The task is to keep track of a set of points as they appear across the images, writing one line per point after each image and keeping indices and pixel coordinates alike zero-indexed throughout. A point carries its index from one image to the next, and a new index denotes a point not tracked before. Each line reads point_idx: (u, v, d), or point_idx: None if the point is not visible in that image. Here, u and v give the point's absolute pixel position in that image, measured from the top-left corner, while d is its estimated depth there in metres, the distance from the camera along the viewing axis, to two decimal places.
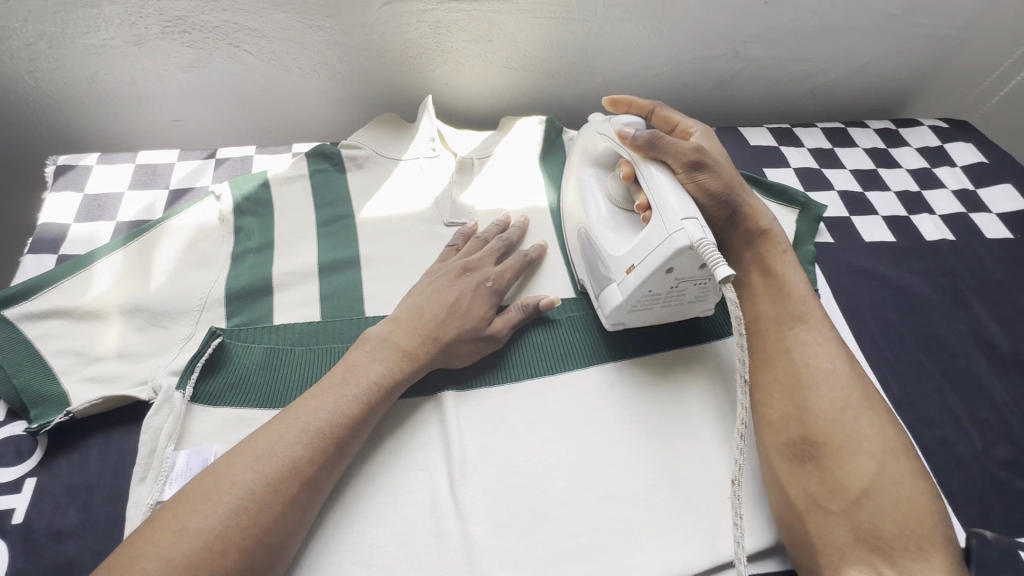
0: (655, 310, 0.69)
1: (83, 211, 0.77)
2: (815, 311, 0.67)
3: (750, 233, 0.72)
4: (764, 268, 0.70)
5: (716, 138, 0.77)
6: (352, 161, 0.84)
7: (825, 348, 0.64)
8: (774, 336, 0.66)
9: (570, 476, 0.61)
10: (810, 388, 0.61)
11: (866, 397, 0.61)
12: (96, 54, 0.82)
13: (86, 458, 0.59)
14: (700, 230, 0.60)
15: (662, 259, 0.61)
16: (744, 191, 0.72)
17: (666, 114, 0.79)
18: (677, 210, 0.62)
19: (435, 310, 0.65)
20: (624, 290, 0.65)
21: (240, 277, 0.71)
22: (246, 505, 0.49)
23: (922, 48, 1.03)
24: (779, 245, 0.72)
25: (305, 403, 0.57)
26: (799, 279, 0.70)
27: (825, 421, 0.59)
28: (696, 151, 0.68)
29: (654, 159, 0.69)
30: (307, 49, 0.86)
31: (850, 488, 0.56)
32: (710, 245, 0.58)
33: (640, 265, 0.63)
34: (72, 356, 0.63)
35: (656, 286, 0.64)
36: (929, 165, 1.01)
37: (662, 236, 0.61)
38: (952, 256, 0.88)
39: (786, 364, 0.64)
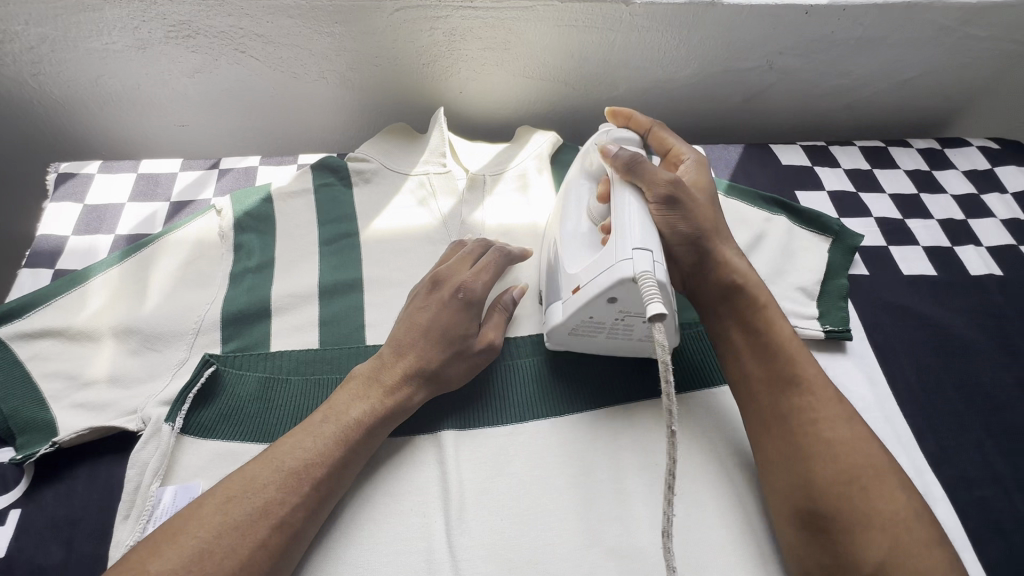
0: (600, 339, 0.64)
1: (82, 223, 0.75)
2: (809, 371, 0.59)
3: (724, 286, 0.64)
4: (747, 323, 0.63)
5: (705, 172, 0.70)
6: (358, 176, 0.80)
7: (824, 410, 0.57)
8: (767, 398, 0.59)
9: (574, 530, 0.57)
10: (810, 459, 0.55)
11: (873, 461, 0.54)
12: (99, 58, 0.79)
13: (73, 489, 0.57)
14: (649, 265, 0.55)
15: (603, 284, 0.56)
16: (719, 237, 0.65)
17: (662, 135, 0.74)
18: (634, 237, 0.57)
19: (405, 338, 0.61)
20: (566, 309, 0.61)
21: (238, 299, 0.68)
22: (211, 549, 0.47)
23: (975, 62, 0.96)
24: (765, 299, 0.63)
25: (281, 447, 0.54)
26: (790, 336, 0.62)
27: (831, 491, 0.53)
28: (672, 185, 0.62)
29: (632, 184, 0.63)
30: (316, 56, 0.82)
31: (864, 563, 0.50)
32: (651, 281, 0.53)
33: (584, 287, 0.59)
34: (63, 380, 0.61)
35: (597, 314, 0.59)
36: (976, 190, 0.94)
37: (610, 261, 0.57)
38: (999, 293, 0.81)
39: (781, 430, 0.57)
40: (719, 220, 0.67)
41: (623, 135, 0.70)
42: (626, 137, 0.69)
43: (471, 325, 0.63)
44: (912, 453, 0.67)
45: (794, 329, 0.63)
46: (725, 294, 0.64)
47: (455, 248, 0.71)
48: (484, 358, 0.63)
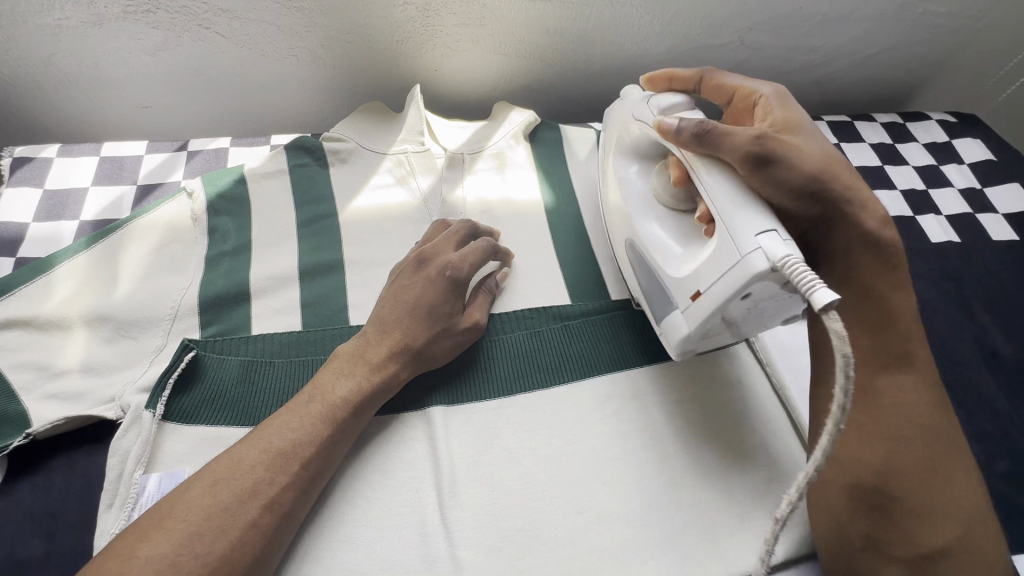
0: (723, 337, 0.60)
1: (42, 209, 0.71)
2: (920, 353, 0.57)
3: (851, 241, 0.59)
4: (865, 288, 0.58)
5: (790, 101, 0.64)
6: (334, 156, 0.79)
7: (920, 399, 0.55)
8: (863, 374, 0.57)
9: (564, 497, 0.59)
10: (893, 437, 0.53)
11: (955, 455, 0.53)
12: (51, 35, 0.75)
13: (51, 481, 0.55)
14: (782, 246, 0.49)
15: (735, 286, 0.51)
16: (840, 178, 0.59)
17: (719, 80, 0.69)
18: (750, 224, 0.51)
19: (398, 318, 0.61)
20: (690, 319, 0.56)
21: (215, 283, 0.66)
22: (200, 533, 0.46)
23: (934, 38, 0.99)
24: (886, 255, 0.59)
25: (270, 425, 0.53)
26: (909, 304, 0.58)
27: (909, 475, 0.52)
28: (761, 138, 0.56)
29: (706, 156, 0.58)
30: (285, 32, 0.80)
31: (924, 545, 0.50)
32: (797, 264, 0.47)
33: (707, 292, 0.54)
34: (33, 371, 0.59)
35: (730, 315, 0.54)
36: (936, 161, 0.98)
37: (731, 260, 0.51)
38: (957, 259, 0.86)
39: (869, 404, 0.55)
40: (831, 156, 0.60)
41: (669, 103, 0.66)
42: (675, 103, 0.66)
43: (457, 305, 0.64)
44: None
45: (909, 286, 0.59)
46: (841, 254, 0.59)
47: (440, 228, 0.71)
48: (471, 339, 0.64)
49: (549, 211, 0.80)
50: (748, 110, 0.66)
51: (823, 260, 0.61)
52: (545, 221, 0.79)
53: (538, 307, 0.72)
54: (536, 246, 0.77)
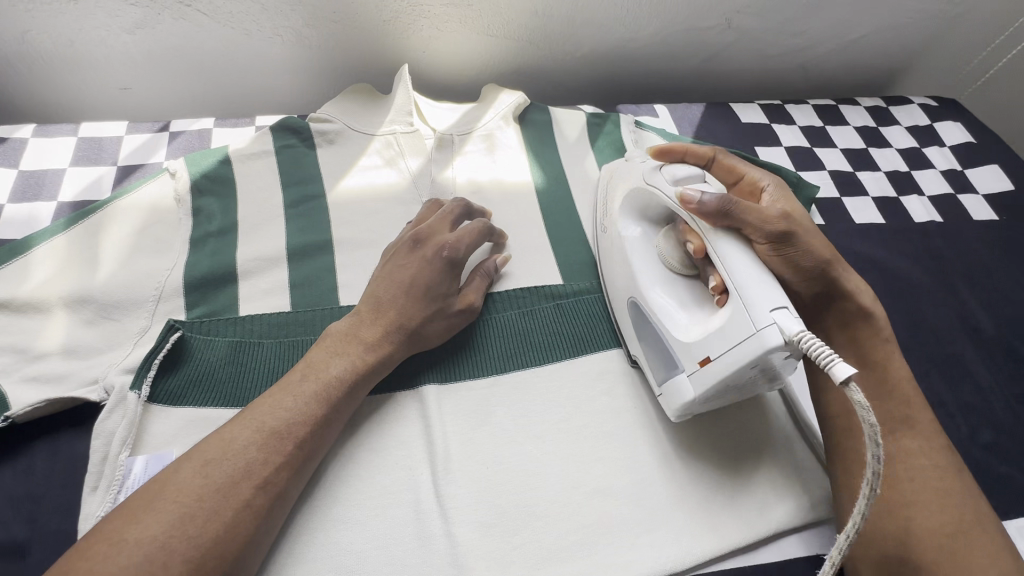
0: (726, 398, 0.59)
1: (18, 190, 0.69)
2: (921, 414, 0.57)
3: (845, 315, 0.61)
4: (861, 356, 0.60)
5: (790, 197, 0.65)
6: (321, 137, 0.77)
7: (931, 459, 0.55)
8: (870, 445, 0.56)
9: (560, 473, 0.59)
10: (909, 505, 0.52)
11: (977, 513, 0.52)
12: (24, 11, 0.73)
13: (32, 465, 0.54)
14: (795, 322, 0.49)
15: (748, 357, 0.50)
16: (839, 267, 0.60)
17: (730, 163, 0.68)
18: (764, 298, 0.51)
19: (393, 298, 0.60)
20: (698, 385, 0.55)
21: (200, 264, 0.65)
22: (192, 514, 0.45)
23: (916, 22, 1.01)
24: (883, 331, 0.60)
25: (260, 406, 0.52)
26: (906, 371, 0.59)
27: (933, 542, 0.50)
28: (781, 220, 0.56)
29: (727, 229, 0.57)
30: (269, 11, 0.78)
31: None
32: (813, 340, 0.47)
33: (717, 360, 0.53)
34: (11, 354, 0.57)
35: (736, 381, 0.54)
36: (918, 144, 0.99)
37: (744, 332, 0.51)
38: (940, 238, 0.87)
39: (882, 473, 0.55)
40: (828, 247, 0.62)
41: (686, 173, 0.62)
42: (691, 175, 0.61)
43: (453, 285, 0.63)
44: None
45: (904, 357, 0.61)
46: (843, 324, 0.61)
47: (434, 207, 0.70)
48: (465, 320, 0.64)
49: (540, 192, 0.80)
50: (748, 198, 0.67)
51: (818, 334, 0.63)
52: (536, 203, 0.79)
53: (529, 286, 0.71)
54: (528, 227, 0.77)
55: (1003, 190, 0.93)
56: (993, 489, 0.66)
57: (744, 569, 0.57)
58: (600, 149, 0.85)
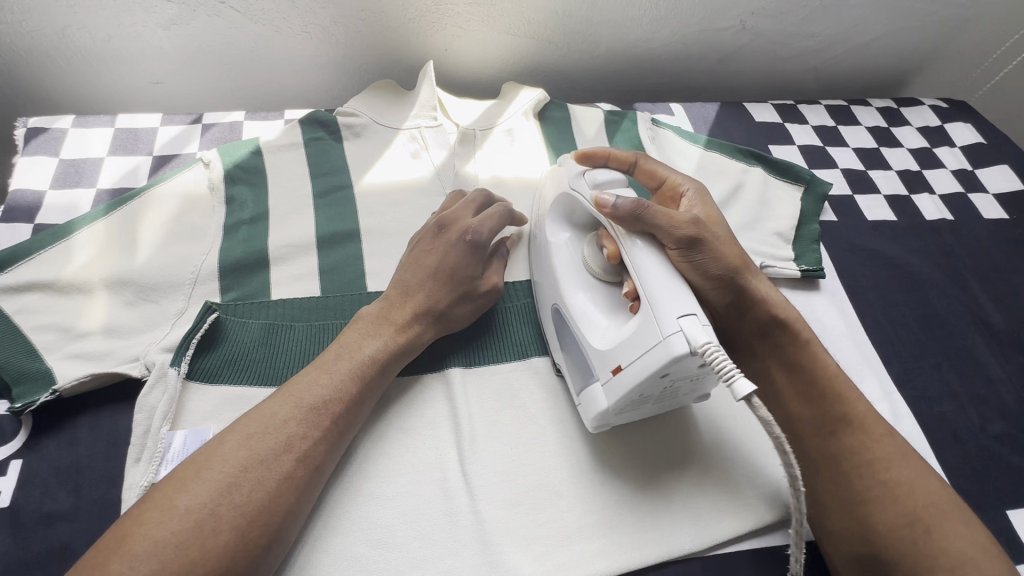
0: (645, 408, 0.58)
1: (59, 177, 0.71)
2: (858, 410, 0.58)
3: (763, 321, 0.61)
4: (790, 361, 0.61)
5: (712, 200, 0.66)
6: (348, 130, 0.80)
7: (883, 451, 0.56)
8: (818, 446, 0.58)
9: (581, 453, 0.61)
10: (865, 502, 0.54)
11: (936, 499, 0.54)
12: (67, 7, 0.76)
13: (76, 438, 0.56)
14: (703, 331, 0.49)
15: (656, 365, 0.50)
16: (753, 274, 0.61)
17: (651, 167, 0.68)
18: (673, 305, 0.51)
19: (420, 281, 0.62)
20: (610, 393, 0.55)
21: (234, 249, 0.67)
22: (238, 483, 0.47)
23: (927, 25, 1.02)
24: (804, 334, 0.61)
25: (298, 383, 0.54)
26: (835, 368, 0.60)
27: (892, 536, 0.52)
28: (693, 225, 0.57)
29: (640, 233, 0.57)
30: (299, 9, 0.81)
31: None
32: (717, 351, 0.47)
33: (628, 367, 0.53)
34: (56, 332, 0.59)
35: (648, 390, 0.54)
36: (929, 144, 1.01)
37: (654, 339, 0.51)
38: (951, 236, 0.89)
39: (836, 475, 0.56)
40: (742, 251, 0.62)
41: (606, 177, 0.64)
42: (611, 179, 0.63)
43: (478, 267, 0.65)
44: (880, 375, 0.74)
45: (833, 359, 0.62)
46: (761, 331, 0.61)
47: (459, 198, 0.72)
48: (489, 301, 0.66)
49: None
50: (671, 202, 0.68)
51: (740, 342, 0.63)
52: None
53: None
54: None
55: (1013, 189, 0.95)
56: (1004, 478, 0.68)
57: (760, 549, 0.58)
58: (618, 144, 0.87)
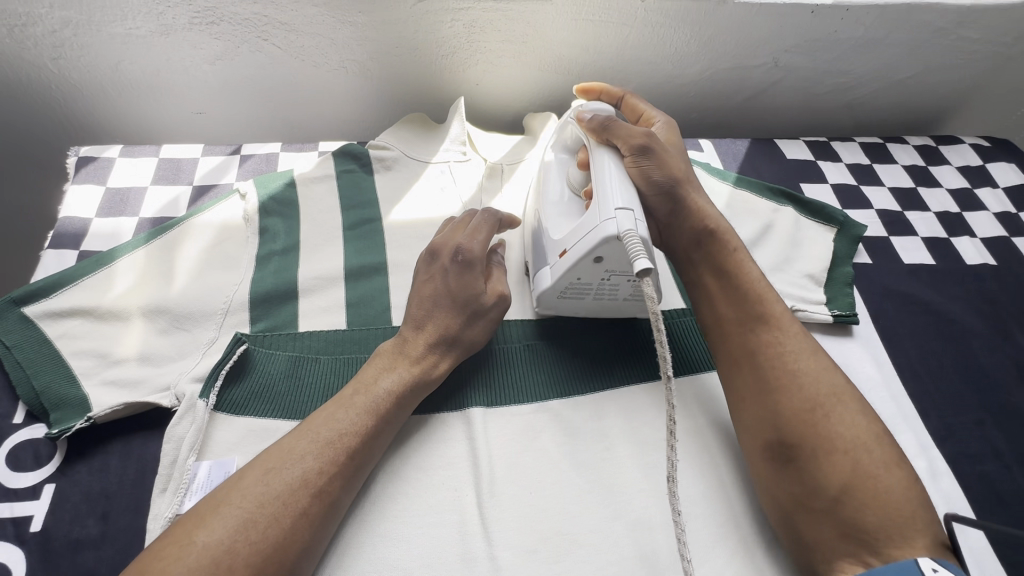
0: (586, 300, 0.68)
1: (104, 205, 0.75)
2: (776, 310, 0.63)
3: (697, 231, 0.68)
4: (718, 268, 0.67)
5: (677, 132, 0.75)
6: (379, 163, 0.81)
7: (791, 345, 0.61)
8: (737, 339, 0.63)
9: (601, 501, 0.59)
10: (775, 390, 0.58)
11: (834, 389, 0.58)
12: (122, 43, 0.80)
13: (107, 465, 0.57)
14: (632, 222, 0.58)
15: (590, 246, 0.60)
16: (690, 187, 0.69)
17: (634, 103, 0.79)
18: (614, 199, 0.60)
19: (427, 309, 0.62)
20: (554, 273, 0.65)
21: (265, 281, 0.69)
22: (254, 518, 0.47)
23: (968, 64, 1.00)
24: (733, 243, 0.68)
25: (318, 418, 0.55)
26: (756, 275, 0.66)
27: (797, 422, 0.56)
28: (646, 137, 0.67)
29: (607, 143, 0.68)
30: (338, 46, 0.84)
31: (829, 488, 0.53)
32: (636, 239, 0.57)
33: (571, 250, 0.62)
34: (94, 358, 0.61)
35: (585, 275, 0.63)
36: (970, 185, 0.98)
37: (594, 224, 0.60)
38: (994, 281, 0.85)
39: (752, 366, 0.61)
40: (689, 173, 0.71)
41: (598, 107, 0.72)
42: (601, 107, 0.71)
43: (478, 282, 0.64)
44: (918, 429, 0.71)
45: (759, 267, 0.68)
46: (695, 240, 0.68)
47: (451, 221, 0.71)
48: (497, 312, 0.65)
49: None
50: None
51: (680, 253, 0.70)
52: None
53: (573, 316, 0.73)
54: None
55: None
56: None
57: None
58: None
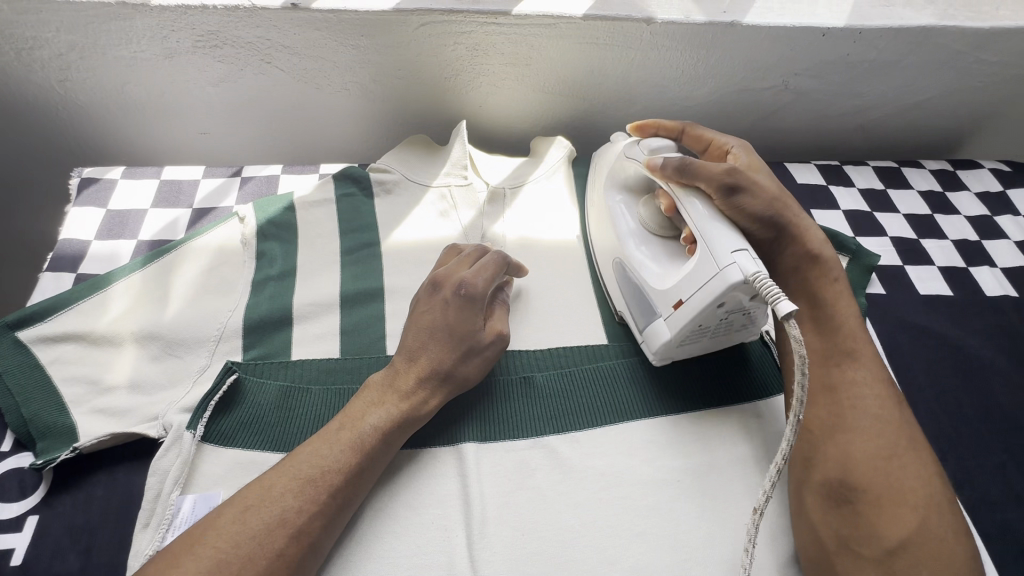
0: (702, 343, 0.66)
1: (104, 228, 0.75)
2: (865, 349, 0.62)
3: (799, 258, 0.66)
4: (811, 299, 0.65)
5: (755, 153, 0.72)
6: (379, 186, 0.81)
7: (873, 389, 0.59)
8: (820, 372, 0.61)
9: (596, 546, 0.57)
10: (851, 430, 0.56)
11: (912, 440, 0.56)
12: (126, 66, 0.80)
13: (92, 496, 0.56)
14: (753, 263, 0.57)
15: (714, 293, 0.58)
16: (789, 210, 0.66)
17: (698, 133, 0.75)
18: (726, 242, 0.59)
19: (422, 343, 0.61)
20: (672, 325, 0.62)
21: (260, 307, 0.68)
22: (229, 559, 0.46)
23: (988, 86, 0.97)
24: (831, 272, 0.66)
25: (302, 453, 0.53)
26: (852, 310, 0.64)
27: (867, 466, 0.54)
28: (730, 172, 0.63)
29: (691, 188, 0.65)
30: (340, 68, 0.83)
31: (886, 538, 0.51)
32: (766, 279, 0.55)
33: (689, 300, 0.60)
34: (83, 385, 0.61)
35: (706, 321, 0.61)
36: (989, 212, 0.94)
37: (712, 271, 0.58)
38: (1015, 315, 0.82)
39: (831, 402, 0.59)
40: (785, 194, 0.68)
41: (658, 144, 0.71)
42: (663, 146, 0.70)
43: (477, 320, 0.63)
44: None
45: (853, 302, 0.65)
46: (788, 268, 0.66)
47: (456, 253, 0.70)
48: (495, 350, 0.63)
49: (584, 247, 0.81)
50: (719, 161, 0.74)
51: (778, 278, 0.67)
52: (580, 259, 0.79)
53: (574, 347, 0.71)
54: (573, 285, 0.77)
55: None
56: None
57: None
58: None
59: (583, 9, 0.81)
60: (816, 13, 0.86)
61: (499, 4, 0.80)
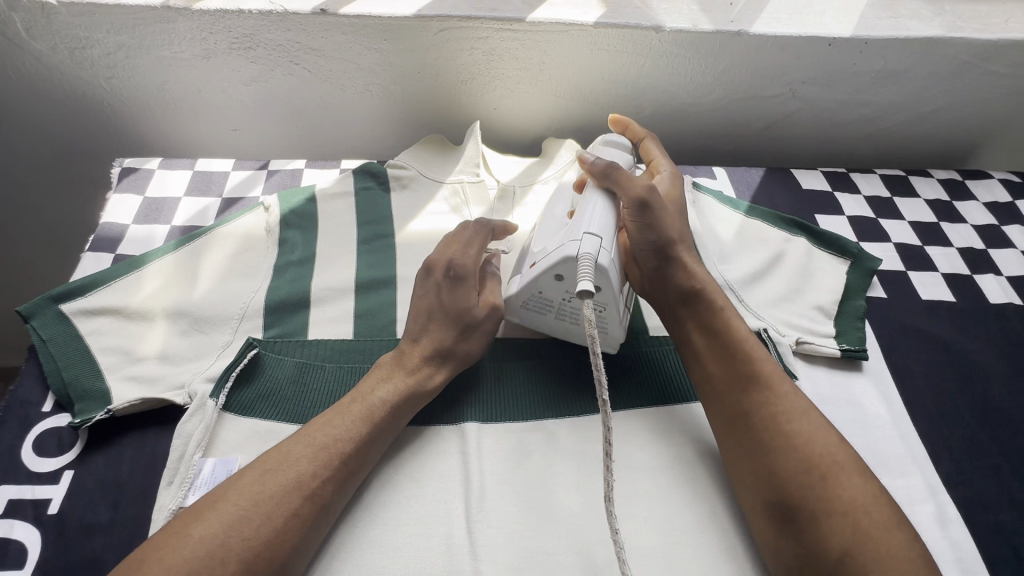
0: (548, 319, 0.68)
1: (141, 213, 0.81)
2: (768, 369, 0.61)
3: (684, 290, 0.65)
4: (708, 325, 0.64)
5: (678, 185, 0.75)
6: (396, 181, 0.85)
7: (784, 404, 0.58)
8: (730, 400, 0.60)
9: (588, 524, 0.59)
10: (772, 450, 0.56)
11: (831, 450, 0.56)
12: (167, 65, 0.87)
13: (121, 456, 0.61)
14: (593, 248, 0.60)
15: (552, 262, 0.62)
16: (685, 247, 0.67)
17: (649, 148, 0.80)
18: (586, 225, 0.63)
19: (422, 322, 0.65)
20: (518, 284, 0.66)
21: (281, 289, 0.72)
22: (248, 514, 0.50)
23: (998, 98, 0.98)
24: (720, 302, 0.65)
25: (316, 424, 0.57)
26: (746, 332, 0.63)
27: (795, 483, 0.54)
28: (647, 191, 0.66)
29: (607, 188, 0.69)
30: (363, 70, 0.88)
31: (830, 551, 0.51)
32: (589, 261, 0.59)
33: (536, 263, 0.64)
34: (118, 354, 0.66)
35: (546, 290, 0.64)
36: (996, 222, 0.95)
37: (562, 243, 0.63)
38: (1018, 323, 0.82)
39: (747, 426, 0.58)
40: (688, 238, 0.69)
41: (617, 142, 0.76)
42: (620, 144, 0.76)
43: (471, 296, 0.66)
44: (926, 471, 0.68)
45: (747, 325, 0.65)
46: (683, 297, 0.66)
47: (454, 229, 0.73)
48: (491, 323, 0.66)
49: None
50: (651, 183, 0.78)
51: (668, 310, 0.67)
52: None
53: None
54: None
55: None
56: None
57: None
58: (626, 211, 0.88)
59: (596, 17, 0.85)
60: (823, 23, 0.88)
61: (514, 11, 0.84)
